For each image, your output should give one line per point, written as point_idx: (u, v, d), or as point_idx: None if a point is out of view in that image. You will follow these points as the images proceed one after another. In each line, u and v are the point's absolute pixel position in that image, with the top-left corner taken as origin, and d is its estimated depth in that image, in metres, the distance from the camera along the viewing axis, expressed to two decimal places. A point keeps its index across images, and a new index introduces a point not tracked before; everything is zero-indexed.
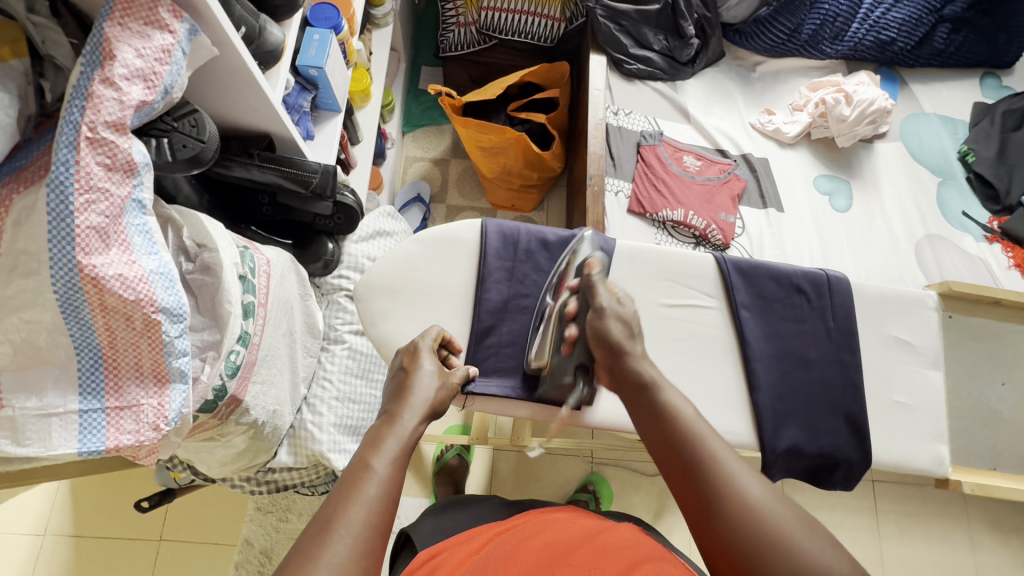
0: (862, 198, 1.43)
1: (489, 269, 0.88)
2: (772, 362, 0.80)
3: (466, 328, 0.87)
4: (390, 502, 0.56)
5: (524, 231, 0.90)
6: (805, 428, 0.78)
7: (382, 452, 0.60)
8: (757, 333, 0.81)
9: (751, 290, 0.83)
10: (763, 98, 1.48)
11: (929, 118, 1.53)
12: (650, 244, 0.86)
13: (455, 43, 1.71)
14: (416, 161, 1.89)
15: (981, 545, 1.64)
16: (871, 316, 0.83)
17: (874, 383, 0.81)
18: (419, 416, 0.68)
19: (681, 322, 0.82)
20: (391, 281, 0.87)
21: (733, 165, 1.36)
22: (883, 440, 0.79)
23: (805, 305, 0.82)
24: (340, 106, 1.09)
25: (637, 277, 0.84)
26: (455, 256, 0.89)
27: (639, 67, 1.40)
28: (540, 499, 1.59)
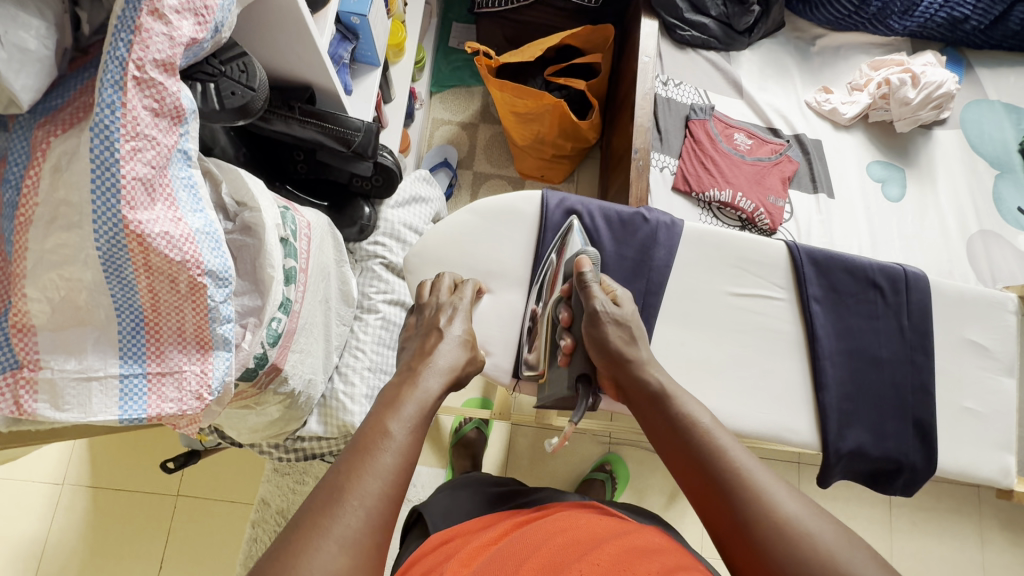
0: (916, 188, 1.36)
1: (546, 245, 0.82)
2: (840, 359, 0.76)
3: (516, 306, 0.83)
4: (406, 473, 0.51)
5: (587, 207, 0.82)
6: (870, 430, 0.75)
7: (399, 415, 0.54)
8: (827, 326, 0.77)
9: (823, 281, 0.78)
10: (820, 75, 1.39)
11: (992, 106, 1.44)
12: (716, 227, 0.81)
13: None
14: (444, 124, 1.82)
15: (990, 542, 1.64)
16: (948, 317, 0.78)
17: (946, 387, 0.77)
18: (444, 380, 0.61)
19: (746, 313, 0.78)
20: (441, 252, 0.83)
21: (786, 145, 1.29)
22: (951, 446, 0.76)
23: (879, 299, 0.78)
24: (380, 60, 1.02)
25: (703, 263, 0.79)
26: (509, 230, 0.83)
27: (692, 34, 1.31)
28: (555, 476, 1.58)
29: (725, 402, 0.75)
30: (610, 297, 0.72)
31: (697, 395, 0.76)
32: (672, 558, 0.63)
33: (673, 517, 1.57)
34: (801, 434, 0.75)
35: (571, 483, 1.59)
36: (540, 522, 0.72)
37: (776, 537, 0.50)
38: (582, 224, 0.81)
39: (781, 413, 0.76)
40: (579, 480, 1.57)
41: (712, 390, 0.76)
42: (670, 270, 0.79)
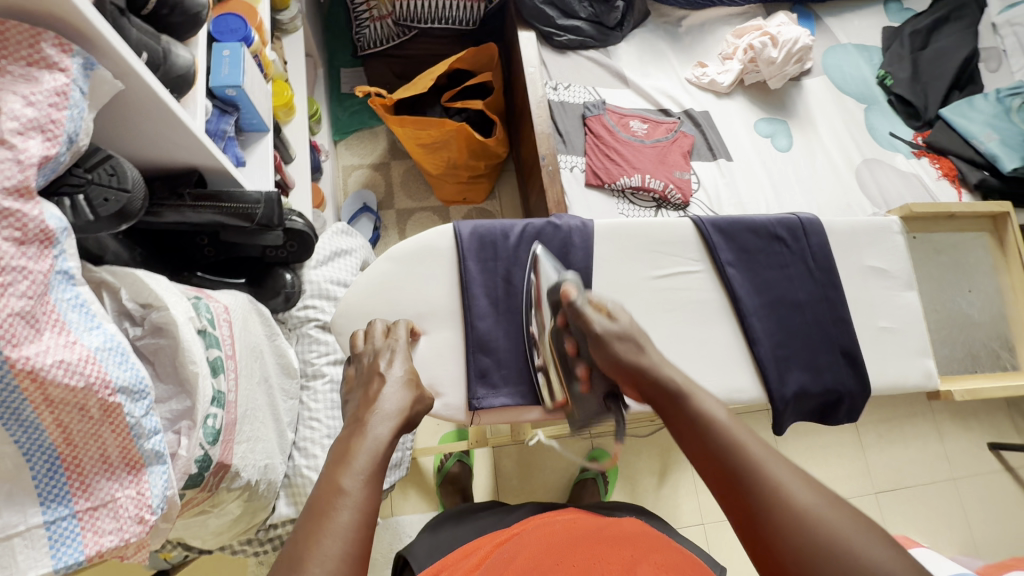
0: (801, 135, 1.48)
1: (471, 273, 0.82)
2: (764, 311, 0.81)
3: (456, 338, 0.82)
4: (368, 526, 0.49)
5: (500, 228, 0.84)
6: (807, 369, 0.80)
7: (351, 469, 0.53)
8: (747, 285, 0.81)
9: (732, 246, 0.82)
10: (693, 51, 1.49)
11: (845, 49, 1.62)
12: (627, 218, 0.84)
13: (374, 39, 1.62)
14: (355, 170, 1.80)
15: (947, 434, 1.83)
16: (847, 249, 0.84)
17: (860, 312, 0.83)
18: (393, 425, 0.60)
19: (671, 291, 0.82)
20: (369, 304, 0.81)
21: (678, 122, 1.37)
22: (879, 366, 0.82)
23: (786, 250, 0.83)
24: (267, 125, 1.01)
25: (620, 254, 0.82)
26: (433, 269, 0.83)
27: (569, 38, 1.37)
28: (548, 485, 1.58)
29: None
30: (605, 314, 0.69)
31: None
32: (647, 545, 0.65)
33: (669, 493, 1.64)
34: (747, 391, 0.79)
35: (565, 488, 1.60)
36: (523, 534, 0.72)
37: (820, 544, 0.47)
38: (499, 243, 0.83)
39: (724, 375, 0.79)
40: (571, 483, 1.58)
41: None
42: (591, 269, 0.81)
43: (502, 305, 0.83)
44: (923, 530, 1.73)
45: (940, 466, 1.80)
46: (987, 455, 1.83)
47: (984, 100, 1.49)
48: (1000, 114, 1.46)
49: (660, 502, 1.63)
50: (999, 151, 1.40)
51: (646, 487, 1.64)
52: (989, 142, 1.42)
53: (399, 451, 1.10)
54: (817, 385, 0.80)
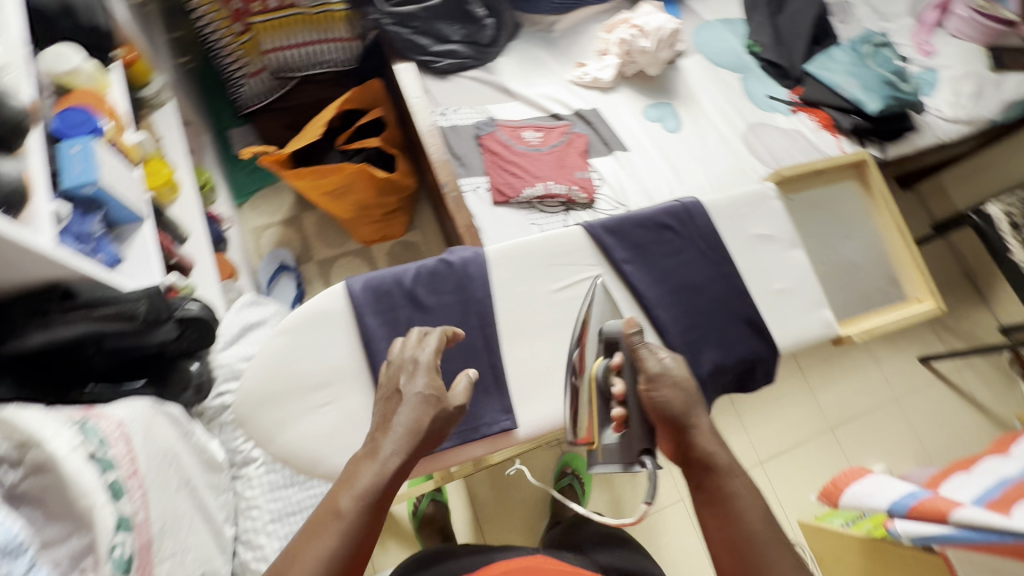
0: (687, 113, 1.55)
1: (370, 328, 0.78)
2: (668, 298, 0.84)
3: (368, 399, 0.78)
4: (345, 552, 0.55)
5: (390, 277, 0.81)
6: (718, 345, 0.84)
7: (349, 490, 0.58)
8: (645, 278, 0.84)
9: (624, 243, 0.85)
10: (571, 53, 1.53)
11: (711, 25, 1.71)
12: (520, 238, 0.85)
13: (253, 95, 1.59)
14: (265, 229, 1.74)
15: (882, 358, 1.96)
16: (731, 222, 0.88)
17: (755, 279, 0.87)
18: (401, 454, 0.60)
19: (576, 301, 0.84)
20: (269, 384, 0.77)
21: (569, 125, 1.40)
22: (782, 325, 0.86)
23: (675, 237, 0.86)
24: (141, 213, 0.97)
25: (521, 274, 0.83)
26: (331, 333, 0.79)
27: (448, 63, 1.37)
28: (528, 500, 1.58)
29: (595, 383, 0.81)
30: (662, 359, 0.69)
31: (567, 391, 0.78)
32: None
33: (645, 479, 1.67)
34: None
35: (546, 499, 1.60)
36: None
37: None
38: (394, 293, 0.80)
39: None
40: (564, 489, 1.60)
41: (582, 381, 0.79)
42: (490, 296, 0.81)
43: None
44: (880, 452, 1.84)
45: (881, 388, 1.92)
46: (920, 369, 1.97)
47: (841, 51, 1.61)
48: (858, 61, 1.57)
49: (637, 489, 1.65)
50: (862, 95, 1.51)
51: (622, 478, 1.66)
52: (852, 88, 1.53)
53: None
54: (732, 358, 0.84)
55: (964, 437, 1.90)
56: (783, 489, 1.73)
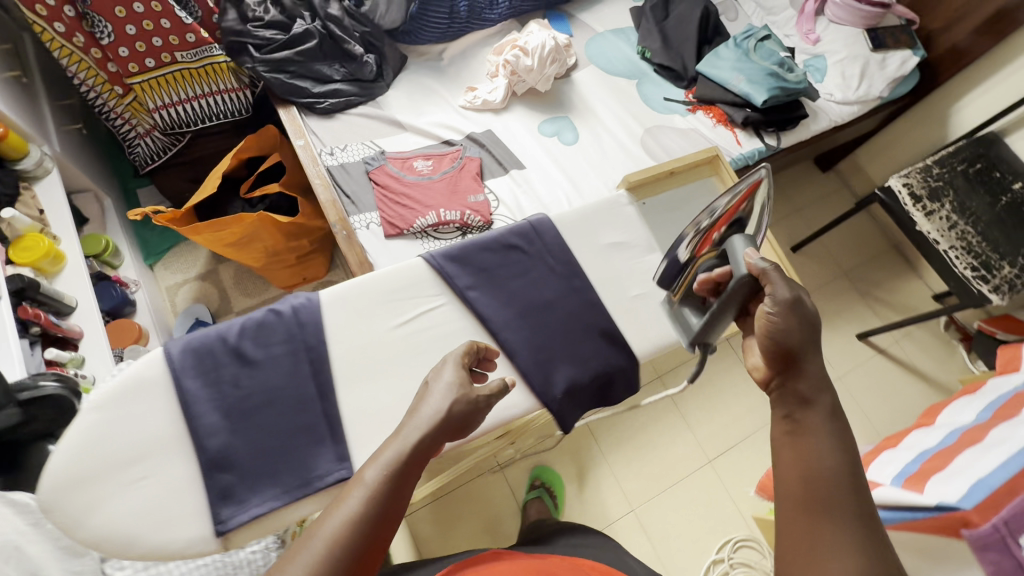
0: (583, 124, 1.56)
1: (190, 392, 0.70)
2: (515, 317, 0.82)
3: (190, 467, 0.68)
4: (372, 519, 0.53)
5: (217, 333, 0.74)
6: (572, 362, 0.81)
7: (375, 461, 0.57)
8: (495, 306, 0.81)
9: (467, 269, 0.83)
10: (461, 79, 1.54)
11: (603, 36, 1.74)
12: (358, 277, 0.82)
13: (149, 154, 1.57)
14: (181, 286, 1.70)
15: (822, 339, 1.96)
16: (582, 233, 0.89)
17: (609, 288, 0.87)
18: (425, 429, 0.59)
19: (422, 332, 0.79)
20: (78, 466, 0.65)
21: (461, 149, 1.39)
22: (640, 333, 0.85)
23: (523, 256, 0.85)
24: None
25: (360, 314, 0.79)
26: (146, 402, 0.69)
27: (331, 102, 1.37)
28: (506, 521, 1.57)
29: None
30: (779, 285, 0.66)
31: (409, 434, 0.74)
32: None
33: (592, 493, 1.64)
34: (525, 403, 0.79)
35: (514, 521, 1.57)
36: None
37: None
38: (218, 352, 0.73)
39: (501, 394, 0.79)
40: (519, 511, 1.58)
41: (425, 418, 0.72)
42: (325, 341, 0.76)
43: (236, 413, 0.71)
44: None
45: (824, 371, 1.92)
46: (859, 345, 1.98)
47: (727, 49, 1.63)
48: (742, 57, 1.60)
49: (586, 505, 1.62)
50: (749, 89, 1.53)
51: (570, 496, 1.63)
52: (739, 84, 1.56)
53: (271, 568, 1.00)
54: (587, 372, 0.81)
55: (912, 409, 1.89)
56: (735, 483, 1.70)
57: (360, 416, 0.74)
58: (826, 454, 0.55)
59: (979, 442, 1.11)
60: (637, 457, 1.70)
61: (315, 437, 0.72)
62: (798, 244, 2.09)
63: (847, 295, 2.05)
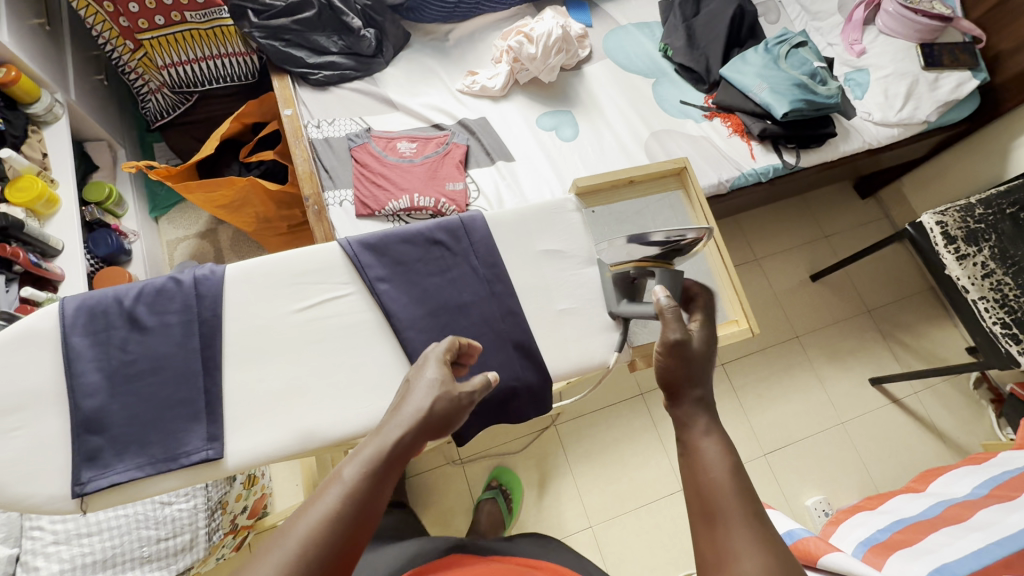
0: (586, 121, 1.48)
1: (75, 350, 0.64)
2: (423, 316, 0.73)
3: (61, 427, 0.63)
4: (348, 518, 0.48)
5: (113, 294, 0.67)
6: (475, 371, 0.73)
7: (355, 458, 0.52)
8: (407, 311, 0.73)
9: (382, 260, 0.74)
10: (464, 62, 1.49)
11: (624, 29, 1.65)
12: (266, 253, 0.74)
13: (159, 111, 1.60)
14: (181, 242, 1.76)
15: (829, 379, 1.81)
16: (516, 236, 0.79)
17: (534, 300, 0.77)
18: (406, 428, 0.54)
19: (322, 321, 0.71)
20: None
21: (449, 135, 1.35)
22: (548, 359, 0.75)
23: (448, 258, 0.76)
24: None
25: (259, 293, 0.71)
26: (29, 355, 0.64)
27: (325, 75, 1.36)
28: (457, 518, 1.54)
29: (325, 408, 0.68)
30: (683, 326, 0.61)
31: (290, 423, 0.67)
32: None
33: (551, 504, 1.59)
34: None
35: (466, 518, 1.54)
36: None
37: None
38: (112, 312, 0.67)
39: None
40: (472, 508, 1.54)
41: (300, 406, 0.68)
42: (220, 315, 0.69)
43: (120, 378, 0.65)
44: (820, 482, 1.68)
45: (826, 413, 1.77)
46: (872, 391, 1.81)
47: (755, 53, 1.50)
48: (770, 63, 1.47)
49: (542, 515, 1.57)
50: (771, 99, 1.40)
51: (527, 503, 1.58)
52: (761, 92, 1.43)
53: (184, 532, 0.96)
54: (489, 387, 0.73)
55: (919, 468, 1.73)
56: None
57: (243, 395, 0.67)
58: (712, 462, 0.52)
59: (962, 522, 0.97)
60: (605, 473, 1.63)
61: (191, 412, 0.65)
62: (817, 272, 1.92)
63: (867, 334, 1.88)
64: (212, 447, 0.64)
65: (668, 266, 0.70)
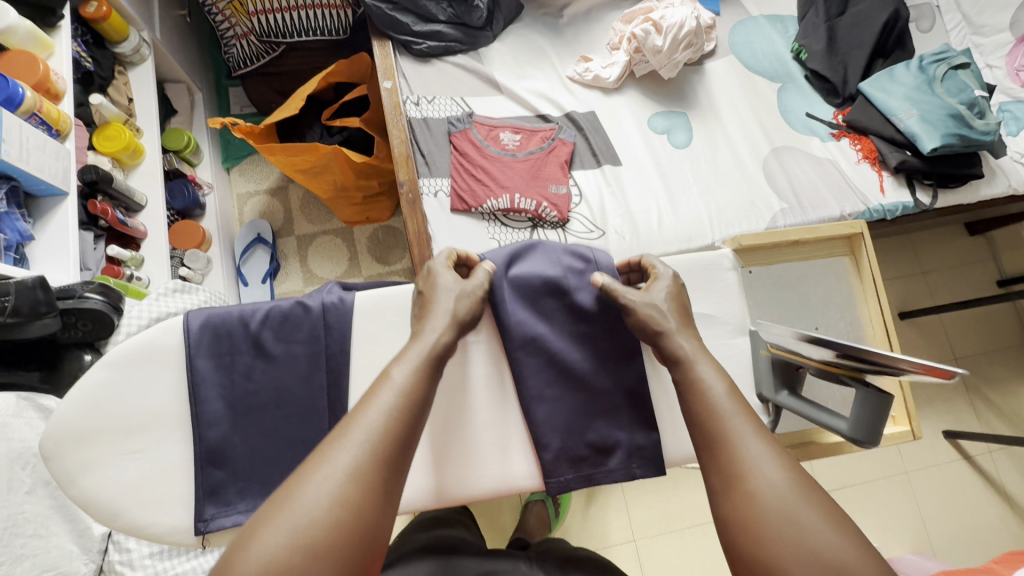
0: (701, 126, 1.35)
1: (200, 374, 0.61)
2: (550, 370, 0.68)
3: (183, 456, 0.59)
4: (409, 411, 0.51)
5: (241, 314, 0.63)
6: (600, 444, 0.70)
7: (401, 360, 0.55)
8: (537, 364, 0.68)
9: (524, 309, 0.69)
10: (577, 45, 1.35)
11: (756, 22, 1.47)
12: (397, 284, 0.67)
13: (242, 58, 1.50)
14: (251, 197, 1.71)
15: None
16: None
17: None
18: (447, 330, 0.59)
19: None
20: (84, 425, 0.59)
21: (556, 129, 1.24)
22: (683, 434, 0.69)
23: (583, 304, 0.69)
24: (64, 187, 0.94)
25: (388, 332, 0.65)
26: (157, 375, 0.60)
27: (429, 46, 1.25)
28: (503, 515, 1.54)
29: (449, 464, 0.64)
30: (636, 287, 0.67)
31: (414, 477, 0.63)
32: None
33: (597, 512, 1.58)
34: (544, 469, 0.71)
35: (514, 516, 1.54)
36: None
37: (785, 520, 0.46)
38: (238, 334, 0.62)
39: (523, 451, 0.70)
40: (519, 507, 1.54)
41: None
42: (348, 351, 0.63)
43: (243, 409, 0.61)
44: (873, 528, 1.63)
45: (891, 459, 1.69)
46: (943, 444, 1.72)
47: (906, 70, 1.32)
48: (923, 85, 1.29)
49: (588, 523, 1.56)
50: (918, 128, 1.25)
51: (574, 510, 1.57)
52: (907, 119, 1.26)
53: None
54: None
55: (979, 529, 1.66)
56: None
57: None
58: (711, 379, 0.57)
59: None
60: (655, 490, 1.61)
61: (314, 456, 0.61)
62: (907, 311, 1.79)
63: (949, 383, 1.77)
64: None
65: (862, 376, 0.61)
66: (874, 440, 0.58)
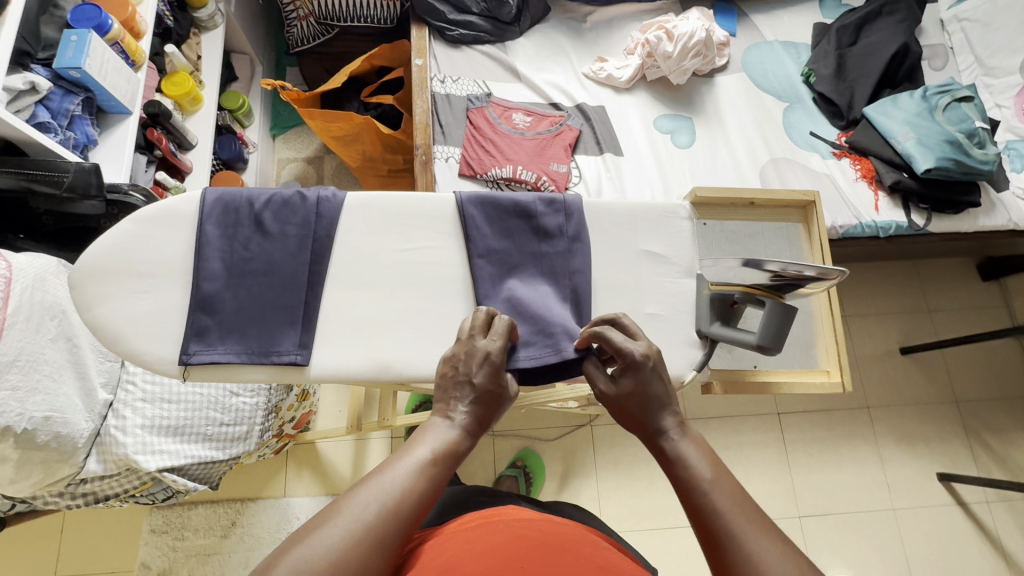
0: (704, 130, 1.43)
1: (207, 238, 0.71)
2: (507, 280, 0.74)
3: (180, 301, 0.70)
4: (403, 513, 0.48)
5: (248, 195, 0.73)
6: None
7: (409, 454, 0.51)
8: (496, 274, 0.74)
9: (491, 228, 0.75)
10: (595, 47, 1.47)
11: (770, 45, 1.56)
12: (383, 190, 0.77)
13: (300, 37, 1.69)
14: (290, 162, 1.88)
15: (890, 459, 1.68)
16: (618, 231, 0.78)
17: (622, 297, 0.76)
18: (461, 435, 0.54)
19: (418, 265, 0.74)
20: (103, 264, 0.69)
21: (565, 116, 1.35)
22: None
23: (549, 228, 0.76)
24: (129, 108, 1.10)
25: (369, 226, 0.74)
26: (171, 233, 0.71)
27: (461, 33, 1.39)
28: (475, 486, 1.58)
29: (403, 347, 0.71)
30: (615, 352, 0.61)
31: (370, 351, 0.71)
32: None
33: (568, 499, 1.59)
34: None
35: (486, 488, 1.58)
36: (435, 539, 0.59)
37: None
38: (243, 211, 0.72)
39: None
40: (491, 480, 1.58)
41: (381, 339, 0.71)
42: (333, 237, 0.73)
43: (238, 273, 0.71)
44: (851, 561, 1.58)
45: (878, 493, 1.65)
46: (937, 486, 1.66)
47: (909, 98, 1.38)
48: (924, 112, 1.34)
49: None
50: (915, 151, 1.29)
51: (546, 492, 1.59)
52: (905, 141, 1.31)
53: (243, 425, 1.04)
54: None
55: None
56: None
57: (333, 315, 0.72)
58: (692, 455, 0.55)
59: None
60: (628, 485, 1.61)
61: (287, 317, 0.71)
62: (908, 346, 1.77)
63: (947, 424, 1.72)
64: (297, 353, 0.70)
65: (780, 298, 0.68)
66: (779, 346, 0.66)
